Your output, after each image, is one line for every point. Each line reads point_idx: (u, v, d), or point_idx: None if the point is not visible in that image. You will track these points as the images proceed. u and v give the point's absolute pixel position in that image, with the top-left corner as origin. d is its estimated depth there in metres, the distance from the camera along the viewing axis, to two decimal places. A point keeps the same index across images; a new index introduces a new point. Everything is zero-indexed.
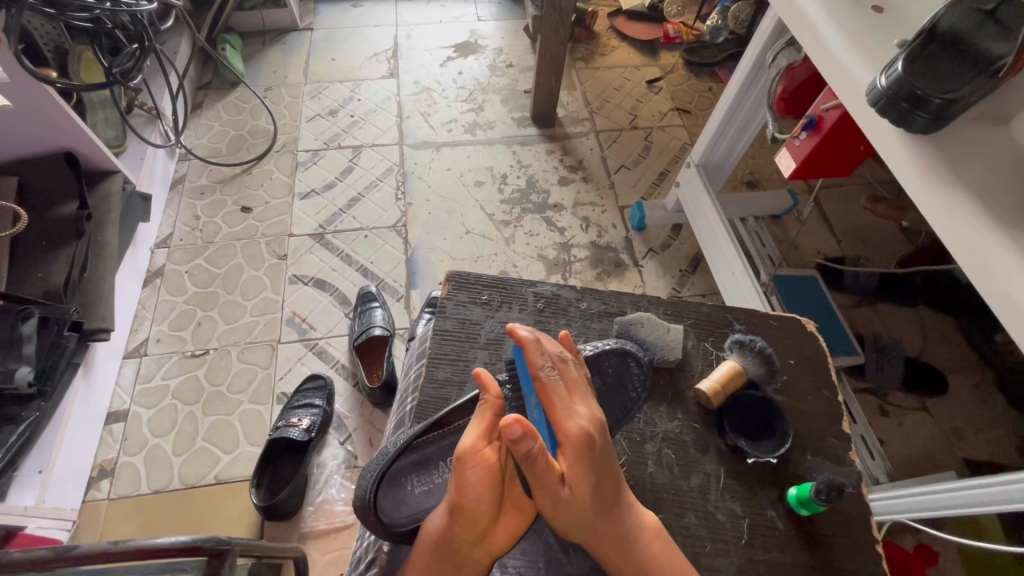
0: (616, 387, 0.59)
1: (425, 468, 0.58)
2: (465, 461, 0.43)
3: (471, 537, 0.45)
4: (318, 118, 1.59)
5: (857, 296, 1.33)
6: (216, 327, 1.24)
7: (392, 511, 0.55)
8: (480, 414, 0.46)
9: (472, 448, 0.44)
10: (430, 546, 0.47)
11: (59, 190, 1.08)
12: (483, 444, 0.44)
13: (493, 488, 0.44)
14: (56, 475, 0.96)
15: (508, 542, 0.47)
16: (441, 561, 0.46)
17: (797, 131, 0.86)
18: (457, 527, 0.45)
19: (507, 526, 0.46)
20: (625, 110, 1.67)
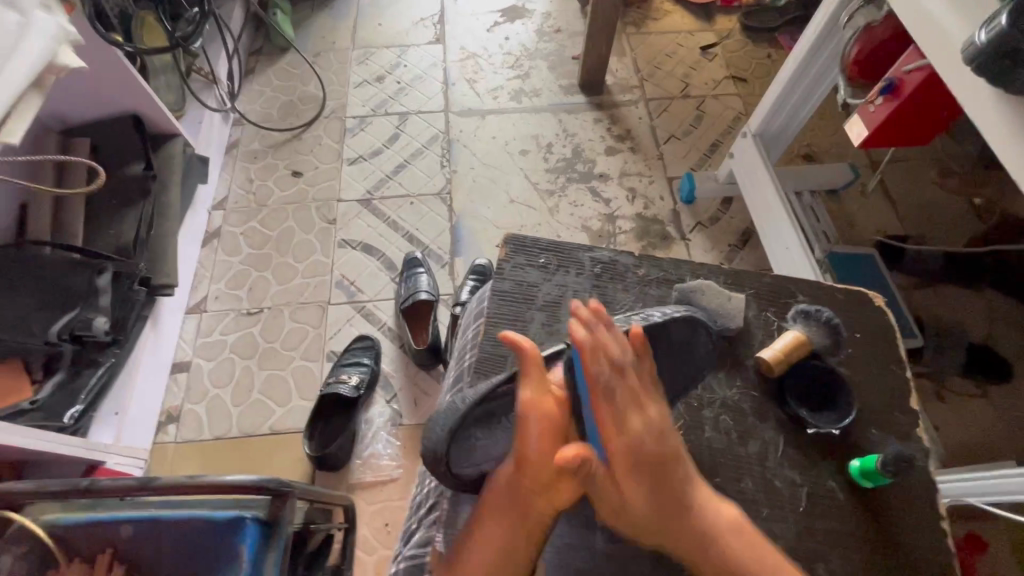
0: (680, 354, 0.59)
1: (490, 422, 0.54)
2: (527, 416, 0.47)
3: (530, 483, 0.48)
4: (366, 84, 1.60)
5: (920, 276, 1.26)
6: (269, 287, 1.29)
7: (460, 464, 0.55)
8: (528, 378, 0.47)
9: (533, 403, 0.47)
10: (497, 496, 0.50)
11: (128, 151, 1.13)
12: (542, 396, 0.47)
13: (554, 445, 0.47)
14: (130, 417, 1.05)
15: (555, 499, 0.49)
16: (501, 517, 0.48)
17: (873, 95, 0.81)
18: (524, 478, 0.48)
19: (569, 490, 0.48)
20: (677, 77, 1.60)
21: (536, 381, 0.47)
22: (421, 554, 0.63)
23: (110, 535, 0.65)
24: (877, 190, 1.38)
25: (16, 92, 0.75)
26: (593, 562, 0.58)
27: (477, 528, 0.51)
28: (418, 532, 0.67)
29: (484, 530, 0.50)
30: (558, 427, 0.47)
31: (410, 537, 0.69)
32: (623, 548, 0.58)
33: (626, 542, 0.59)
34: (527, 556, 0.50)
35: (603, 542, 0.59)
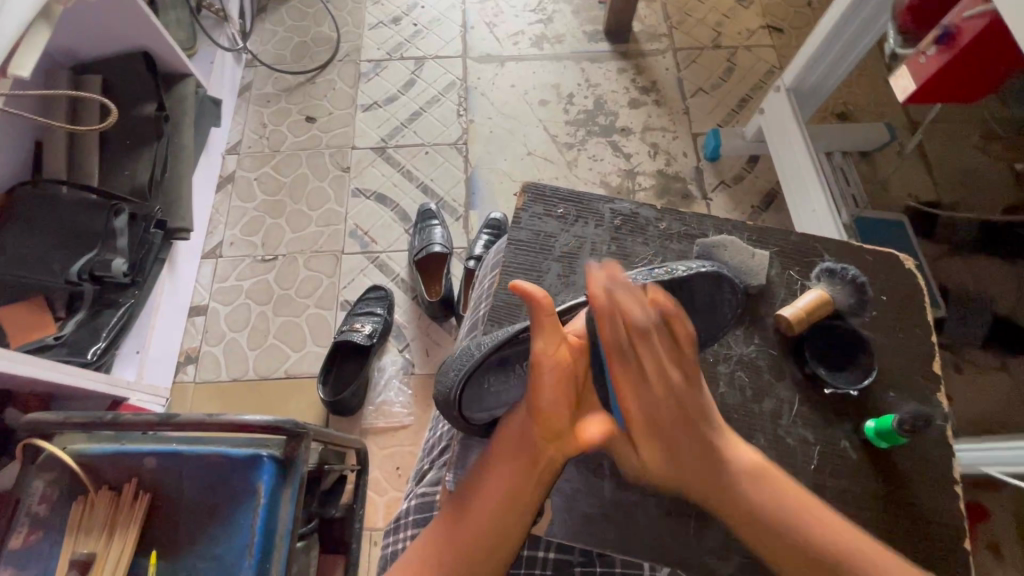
0: (710, 307, 0.58)
1: (503, 369, 0.55)
2: (541, 363, 0.49)
3: (548, 429, 0.50)
4: (381, 26, 1.53)
5: (950, 244, 1.22)
6: (283, 234, 1.29)
7: (471, 407, 0.55)
8: (539, 324, 0.49)
9: (546, 354, 0.49)
10: (510, 443, 0.52)
11: (139, 90, 1.10)
12: (553, 347, 0.49)
13: (566, 389, 0.50)
14: (151, 356, 1.08)
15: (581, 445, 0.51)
16: (518, 451, 0.51)
17: (925, 44, 0.76)
18: (537, 425, 0.50)
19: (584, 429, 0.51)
20: (708, 26, 1.51)
21: (550, 329, 0.49)
22: (433, 492, 0.65)
23: (136, 465, 0.66)
24: (914, 153, 1.31)
25: (22, 22, 0.72)
26: (602, 507, 0.59)
27: (487, 470, 0.53)
28: (430, 472, 0.69)
29: (494, 476, 0.52)
30: (568, 369, 0.50)
31: (423, 477, 0.71)
32: (631, 497, 0.59)
33: (636, 490, 0.59)
34: (538, 504, 0.52)
35: (612, 490, 0.59)
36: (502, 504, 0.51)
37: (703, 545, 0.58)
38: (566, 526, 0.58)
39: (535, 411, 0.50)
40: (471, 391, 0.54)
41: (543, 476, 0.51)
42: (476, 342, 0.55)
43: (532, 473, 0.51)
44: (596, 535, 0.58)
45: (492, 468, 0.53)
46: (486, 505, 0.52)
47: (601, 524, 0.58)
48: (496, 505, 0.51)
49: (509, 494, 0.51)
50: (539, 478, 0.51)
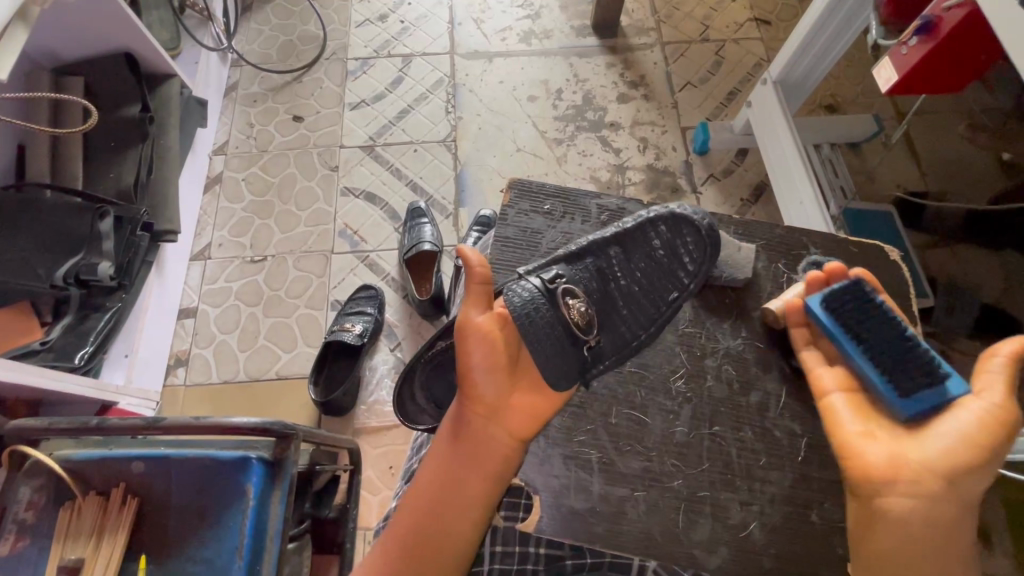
0: (662, 270, 0.55)
1: None
2: (466, 331, 0.53)
3: (481, 401, 0.54)
4: (368, 23, 1.52)
5: (938, 234, 1.23)
6: (273, 235, 1.28)
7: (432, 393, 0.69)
8: (470, 290, 0.54)
9: (472, 322, 0.53)
10: (446, 427, 0.56)
11: (122, 91, 1.09)
12: (480, 317, 0.54)
13: (492, 356, 0.54)
14: (140, 360, 1.07)
15: (515, 416, 0.54)
16: (458, 429, 0.54)
17: (906, 35, 0.76)
18: (469, 400, 0.54)
19: (515, 400, 0.54)
20: (696, 19, 1.51)
21: (475, 295, 0.54)
22: None
23: (123, 470, 0.66)
24: (901, 144, 1.32)
25: None
26: (589, 502, 0.59)
27: (431, 450, 0.56)
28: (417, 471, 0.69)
29: (432, 461, 0.55)
30: (493, 339, 0.53)
31: (411, 475, 0.71)
32: (618, 491, 0.59)
33: (621, 483, 0.60)
34: (480, 487, 0.53)
35: (598, 485, 0.60)
36: (441, 488, 0.53)
37: (691, 538, 0.58)
38: (554, 523, 0.58)
39: (465, 386, 0.54)
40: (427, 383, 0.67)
41: (479, 448, 0.54)
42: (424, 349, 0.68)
43: (467, 452, 0.54)
44: (583, 529, 0.58)
45: (431, 455, 0.55)
46: (427, 492, 0.53)
47: (587, 518, 0.59)
48: (434, 484, 0.53)
49: (448, 476, 0.53)
50: (476, 456, 0.54)
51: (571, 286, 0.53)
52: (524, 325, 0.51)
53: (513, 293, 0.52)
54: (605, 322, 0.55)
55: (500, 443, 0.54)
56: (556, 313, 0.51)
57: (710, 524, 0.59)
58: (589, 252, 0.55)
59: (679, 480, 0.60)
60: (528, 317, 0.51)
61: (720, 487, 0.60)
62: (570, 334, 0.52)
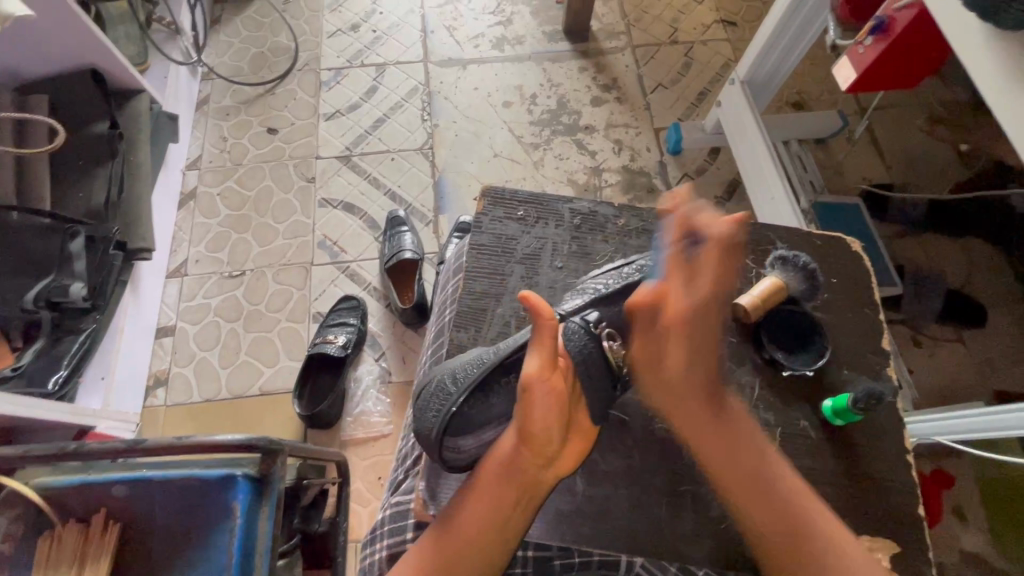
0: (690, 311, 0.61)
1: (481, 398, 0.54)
2: (532, 387, 0.50)
3: (539, 456, 0.52)
4: (340, 33, 1.52)
5: (903, 225, 1.27)
6: (250, 249, 1.27)
7: (456, 435, 0.55)
8: (540, 333, 0.51)
9: (539, 375, 0.50)
10: (496, 465, 0.53)
11: (88, 108, 1.07)
12: (547, 371, 0.51)
13: (556, 409, 0.51)
14: (117, 381, 1.05)
15: (571, 465, 0.55)
16: (509, 482, 0.52)
17: (862, 35, 0.79)
18: (527, 450, 0.52)
19: (570, 450, 0.55)
20: (665, 22, 1.54)
21: (545, 344, 0.51)
22: (405, 502, 0.65)
23: (104, 496, 0.64)
24: (865, 138, 1.36)
25: None
26: (574, 502, 0.60)
27: (469, 498, 0.53)
28: (403, 481, 0.69)
29: (475, 499, 0.53)
30: (560, 394, 0.52)
31: (397, 485, 0.71)
32: (602, 491, 0.60)
33: (605, 481, 0.61)
34: (520, 533, 0.53)
35: (583, 484, 0.60)
36: (481, 533, 0.51)
37: (675, 533, 0.59)
38: (542, 525, 0.59)
39: (525, 434, 0.51)
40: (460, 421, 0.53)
41: (530, 502, 0.53)
42: (450, 377, 0.55)
43: (514, 497, 0.52)
44: (569, 530, 0.59)
45: (476, 495, 0.53)
46: (464, 536, 0.51)
47: (575, 519, 0.59)
48: (479, 535, 0.51)
49: (491, 522, 0.52)
50: (521, 502, 0.52)
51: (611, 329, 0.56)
52: (581, 369, 0.53)
53: (567, 339, 0.54)
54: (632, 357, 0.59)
55: (548, 489, 0.54)
56: (602, 354, 0.53)
57: (693, 517, 0.60)
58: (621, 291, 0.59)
59: (661, 476, 0.61)
60: (582, 361, 0.53)
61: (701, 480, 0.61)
62: (613, 375, 0.54)
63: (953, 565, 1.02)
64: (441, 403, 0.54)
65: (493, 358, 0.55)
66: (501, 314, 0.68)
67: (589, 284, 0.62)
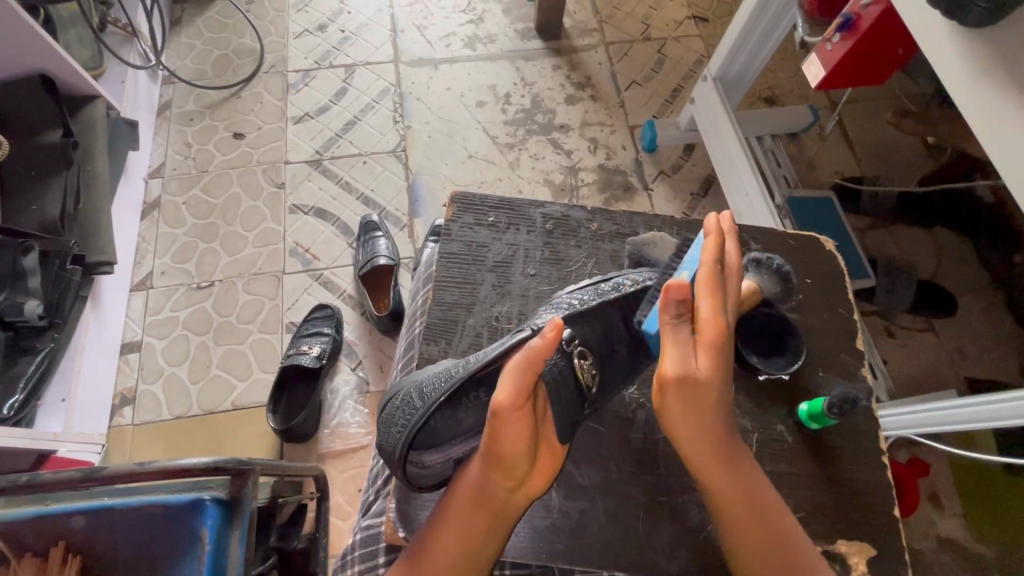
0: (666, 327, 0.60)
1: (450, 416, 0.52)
2: (497, 413, 0.45)
3: (511, 481, 0.48)
4: (307, 34, 1.48)
5: (873, 218, 1.29)
6: (219, 259, 1.23)
7: (421, 451, 0.53)
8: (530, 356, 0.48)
9: (505, 402, 0.45)
10: (465, 493, 0.50)
11: (38, 116, 1.02)
12: (512, 395, 0.45)
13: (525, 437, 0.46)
14: (79, 402, 1.00)
15: (545, 485, 0.50)
16: (482, 506, 0.50)
17: (830, 32, 0.79)
18: (494, 476, 0.48)
19: (544, 469, 0.50)
20: (637, 19, 1.54)
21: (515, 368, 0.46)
22: (377, 525, 0.63)
23: (62, 528, 0.61)
24: (836, 132, 1.38)
25: None
26: (551, 518, 0.59)
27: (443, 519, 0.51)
28: (375, 502, 0.66)
29: (446, 527, 0.51)
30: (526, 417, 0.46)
31: (369, 506, 0.68)
32: (580, 504, 0.59)
33: (582, 495, 0.60)
34: (496, 552, 0.51)
35: (559, 499, 0.59)
36: (456, 557, 0.50)
37: (654, 543, 0.59)
38: (519, 542, 0.58)
39: (492, 461, 0.48)
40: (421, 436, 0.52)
41: (502, 526, 0.50)
42: (419, 392, 0.54)
43: (484, 523, 0.50)
44: (547, 546, 0.58)
45: (448, 521, 0.51)
46: (440, 564, 0.50)
47: (553, 535, 0.58)
48: (453, 559, 0.50)
49: (465, 546, 0.50)
50: (493, 526, 0.50)
51: (584, 348, 0.56)
52: (555, 391, 0.52)
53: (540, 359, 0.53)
54: (604, 376, 0.58)
55: (519, 511, 0.51)
56: (573, 373, 0.53)
57: (671, 527, 0.59)
58: (595, 312, 0.58)
59: (639, 485, 0.61)
60: (555, 380, 0.52)
61: (678, 489, 0.61)
62: (583, 394, 0.54)
63: (930, 551, 1.04)
64: (406, 417, 0.52)
65: (462, 371, 0.52)
66: (473, 326, 0.66)
67: (564, 299, 0.61)
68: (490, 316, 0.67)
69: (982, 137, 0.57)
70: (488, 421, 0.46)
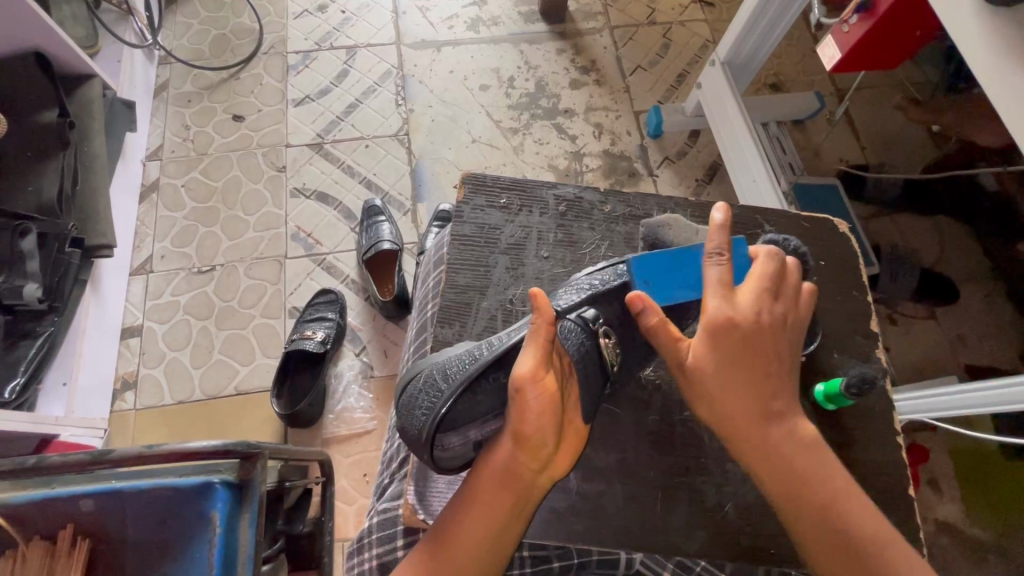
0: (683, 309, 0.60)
1: (474, 396, 0.52)
2: (524, 389, 0.47)
3: (534, 461, 0.49)
4: (306, 14, 1.45)
5: (878, 205, 1.29)
6: (220, 243, 1.21)
7: (445, 434, 0.52)
8: (537, 329, 0.49)
9: (530, 376, 0.47)
10: (488, 475, 0.50)
11: (33, 94, 1.00)
12: (539, 371, 0.47)
13: (550, 413, 0.48)
14: (81, 387, 0.99)
15: (566, 466, 0.51)
16: (503, 489, 0.50)
17: (847, 14, 0.78)
18: (522, 455, 0.49)
19: (566, 450, 0.51)
20: (642, 2, 1.51)
21: (540, 341, 0.49)
22: (393, 508, 0.63)
23: (70, 511, 0.60)
24: (842, 119, 1.37)
25: None
26: (567, 500, 0.59)
27: (462, 503, 0.51)
28: (390, 486, 0.66)
29: (472, 509, 0.50)
30: (552, 396, 0.48)
31: (384, 490, 0.68)
32: (596, 487, 0.59)
33: (598, 477, 0.60)
34: (518, 535, 0.51)
35: (577, 481, 0.59)
36: (481, 540, 0.49)
37: (668, 526, 0.59)
38: (536, 525, 0.57)
39: (520, 438, 0.49)
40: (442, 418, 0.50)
41: (524, 508, 0.50)
42: (441, 370, 0.54)
43: (510, 504, 0.50)
44: (563, 529, 0.58)
45: (475, 502, 0.50)
46: (465, 547, 0.49)
47: (569, 517, 0.58)
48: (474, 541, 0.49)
49: (491, 528, 0.49)
50: (517, 507, 0.50)
51: (607, 327, 0.55)
52: (578, 368, 0.52)
53: (564, 338, 0.53)
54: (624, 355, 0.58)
55: (541, 494, 0.51)
56: (597, 352, 0.53)
57: (686, 510, 0.59)
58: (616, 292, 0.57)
59: (655, 468, 0.61)
60: (580, 358, 0.52)
61: (694, 471, 0.61)
62: (606, 372, 0.54)
63: (930, 534, 1.05)
64: (430, 400, 0.52)
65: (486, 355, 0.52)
66: (487, 309, 0.65)
67: (582, 279, 0.59)
68: (503, 299, 0.66)
69: (1004, 118, 0.56)
70: (512, 396, 0.47)
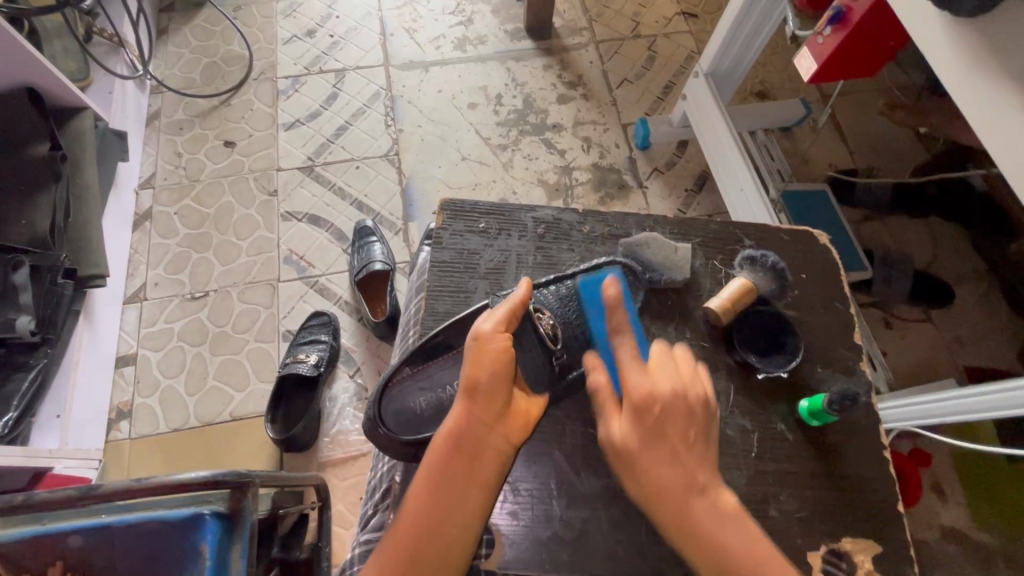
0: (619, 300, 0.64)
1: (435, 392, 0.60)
2: (483, 341, 0.50)
3: (491, 416, 0.49)
4: (295, 39, 1.47)
5: (868, 210, 1.29)
6: (213, 268, 1.22)
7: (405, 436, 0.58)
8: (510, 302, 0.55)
9: (489, 333, 0.51)
10: (444, 436, 0.48)
11: (25, 129, 1.01)
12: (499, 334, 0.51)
13: (503, 365, 0.49)
14: (75, 417, 0.98)
15: (523, 431, 0.50)
16: (460, 449, 0.48)
17: (822, 25, 0.80)
18: (475, 406, 0.48)
19: (519, 415, 0.51)
20: (627, 17, 1.53)
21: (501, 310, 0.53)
22: (376, 536, 0.62)
23: (58, 549, 0.59)
24: (828, 126, 1.38)
25: None
26: (553, 527, 0.58)
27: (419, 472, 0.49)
28: (375, 515, 0.66)
29: (413, 490, 0.48)
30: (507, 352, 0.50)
31: (369, 519, 0.68)
32: (583, 512, 0.59)
33: (584, 503, 0.59)
34: (480, 505, 0.47)
35: (561, 509, 0.59)
36: (431, 510, 0.46)
37: (656, 548, 0.58)
38: (520, 555, 0.57)
39: (471, 391, 0.49)
40: (397, 415, 0.59)
41: (486, 469, 0.48)
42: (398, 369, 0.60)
43: (465, 464, 0.48)
44: (550, 557, 0.57)
45: (427, 467, 0.48)
46: (416, 515, 0.46)
47: (557, 546, 0.58)
48: (432, 507, 0.47)
49: (446, 491, 0.47)
50: (473, 469, 0.48)
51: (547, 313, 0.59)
52: (520, 344, 0.56)
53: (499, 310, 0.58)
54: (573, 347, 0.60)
55: (501, 458, 0.49)
56: (536, 330, 0.57)
57: None
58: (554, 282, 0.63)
59: None
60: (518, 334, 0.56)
61: None
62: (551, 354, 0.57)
63: (934, 541, 1.04)
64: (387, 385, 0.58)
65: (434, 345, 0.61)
66: None
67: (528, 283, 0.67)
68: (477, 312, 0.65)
69: (976, 129, 0.57)
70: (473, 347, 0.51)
